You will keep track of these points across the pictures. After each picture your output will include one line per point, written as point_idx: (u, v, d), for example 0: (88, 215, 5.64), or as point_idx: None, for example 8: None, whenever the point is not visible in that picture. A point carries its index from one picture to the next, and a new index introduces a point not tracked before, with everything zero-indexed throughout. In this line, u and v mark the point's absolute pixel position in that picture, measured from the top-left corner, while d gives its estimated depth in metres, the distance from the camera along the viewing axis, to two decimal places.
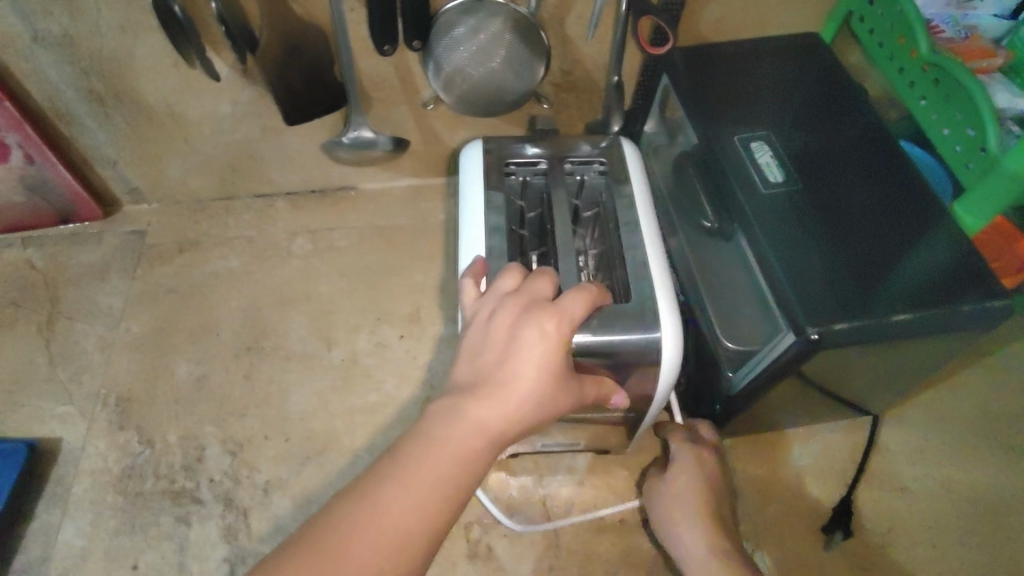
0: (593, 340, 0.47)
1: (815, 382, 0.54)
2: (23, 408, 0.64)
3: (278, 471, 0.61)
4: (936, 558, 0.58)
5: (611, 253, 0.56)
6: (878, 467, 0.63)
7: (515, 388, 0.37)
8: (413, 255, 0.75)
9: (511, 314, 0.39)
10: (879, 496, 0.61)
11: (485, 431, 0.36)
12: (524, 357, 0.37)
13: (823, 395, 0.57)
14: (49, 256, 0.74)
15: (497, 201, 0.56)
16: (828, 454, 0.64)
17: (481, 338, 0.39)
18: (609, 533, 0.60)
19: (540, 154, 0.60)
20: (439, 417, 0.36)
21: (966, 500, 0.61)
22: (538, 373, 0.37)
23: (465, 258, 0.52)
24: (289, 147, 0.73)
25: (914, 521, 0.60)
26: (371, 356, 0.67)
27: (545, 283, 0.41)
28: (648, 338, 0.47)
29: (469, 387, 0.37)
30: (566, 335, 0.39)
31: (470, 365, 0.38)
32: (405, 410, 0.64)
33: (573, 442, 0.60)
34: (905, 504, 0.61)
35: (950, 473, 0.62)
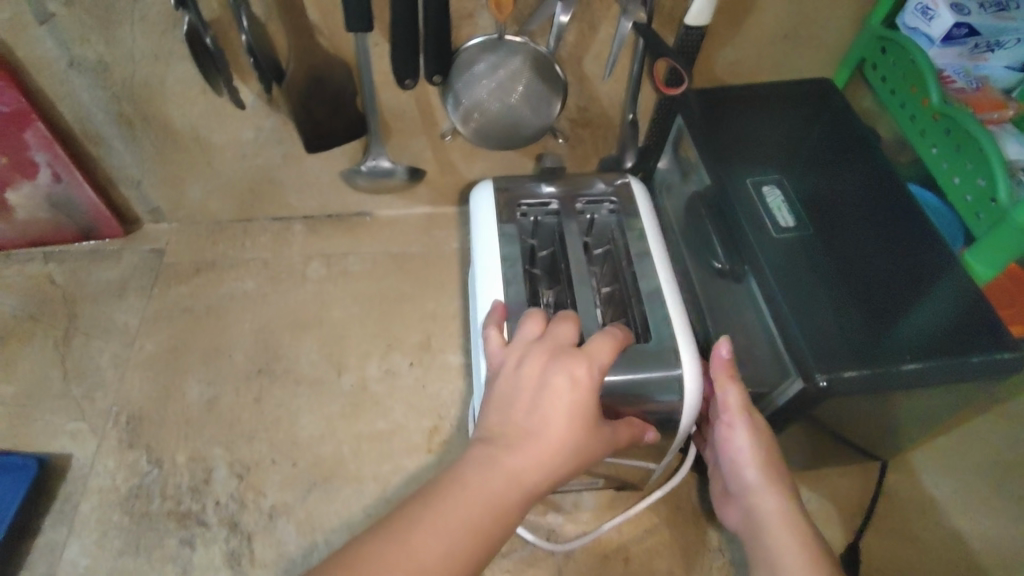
0: (612, 379, 0.47)
1: (823, 426, 0.54)
2: (35, 423, 0.64)
3: (284, 496, 0.61)
4: None
5: (624, 291, 0.57)
6: (885, 515, 0.62)
7: (545, 437, 0.37)
8: (425, 283, 0.76)
9: (540, 363, 0.40)
10: (887, 546, 0.60)
11: (519, 479, 0.36)
12: (556, 406, 0.38)
13: (829, 440, 0.57)
14: (70, 272, 0.75)
15: (511, 239, 0.57)
16: (836, 499, 0.63)
17: (512, 385, 0.40)
18: (614, 572, 0.59)
19: (553, 193, 0.61)
20: (470, 463, 0.37)
21: (976, 555, 0.60)
22: (569, 423, 0.38)
23: (483, 297, 0.53)
24: (309, 174, 0.74)
25: (921, 573, 0.59)
26: (380, 383, 0.68)
27: (569, 328, 0.42)
28: (669, 375, 0.48)
29: (504, 434, 0.38)
30: (594, 384, 0.39)
31: (503, 413, 0.39)
32: (411, 438, 0.65)
33: (591, 480, 0.61)
34: (913, 556, 0.60)
35: (962, 525, 0.61)
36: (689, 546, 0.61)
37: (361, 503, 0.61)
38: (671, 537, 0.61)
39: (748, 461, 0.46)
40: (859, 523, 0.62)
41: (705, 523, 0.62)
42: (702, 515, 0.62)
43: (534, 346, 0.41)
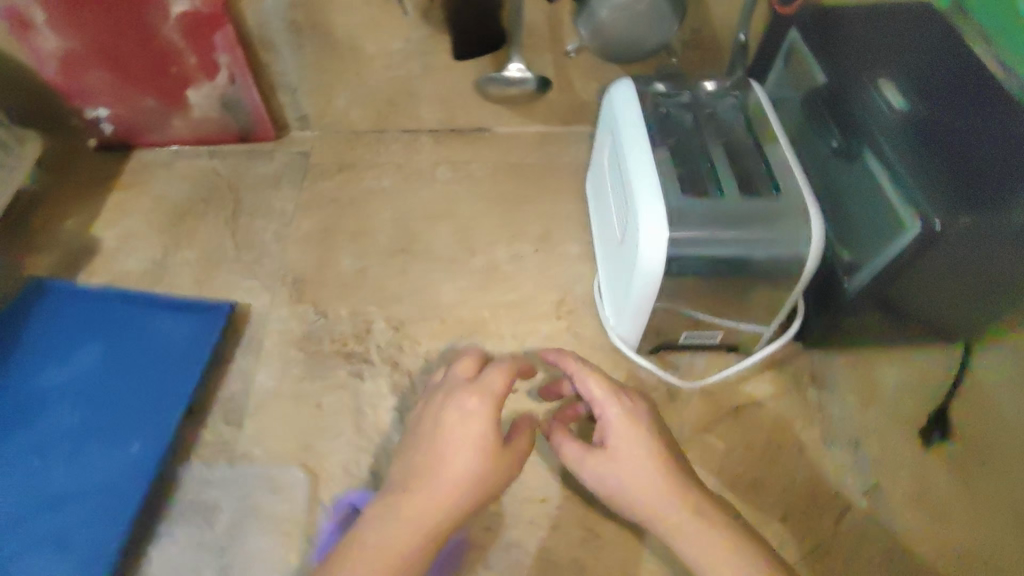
0: (753, 233, 0.56)
1: (936, 284, 0.60)
2: (217, 279, 0.75)
3: (435, 344, 0.70)
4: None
5: (748, 167, 0.62)
6: (967, 393, 0.68)
7: (448, 461, 0.47)
8: (543, 186, 0.85)
9: (442, 412, 0.50)
10: (971, 417, 0.67)
11: (440, 492, 0.46)
12: (461, 432, 0.48)
13: (935, 305, 0.63)
14: (232, 166, 0.85)
15: (651, 135, 0.62)
16: (923, 375, 0.70)
17: (430, 425, 0.50)
18: (727, 420, 0.66)
19: (671, 89, 0.67)
20: (395, 494, 0.46)
21: None
22: (468, 446, 0.47)
23: (634, 162, 0.59)
24: (444, 86, 0.84)
25: (1000, 438, 0.65)
26: (509, 263, 0.77)
27: (471, 366, 0.53)
28: (801, 228, 0.56)
29: (419, 469, 0.47)
30: (489, 408, 0.49)
31: (421, 447, 0.49)
32: (541, 306, 0.73)
33: (710, 334, 0.67)
34: (994, 426, 0.66)
35: None
36: (795, 404, 0.67)
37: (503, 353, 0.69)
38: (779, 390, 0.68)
39: (619, 438, 0.50)
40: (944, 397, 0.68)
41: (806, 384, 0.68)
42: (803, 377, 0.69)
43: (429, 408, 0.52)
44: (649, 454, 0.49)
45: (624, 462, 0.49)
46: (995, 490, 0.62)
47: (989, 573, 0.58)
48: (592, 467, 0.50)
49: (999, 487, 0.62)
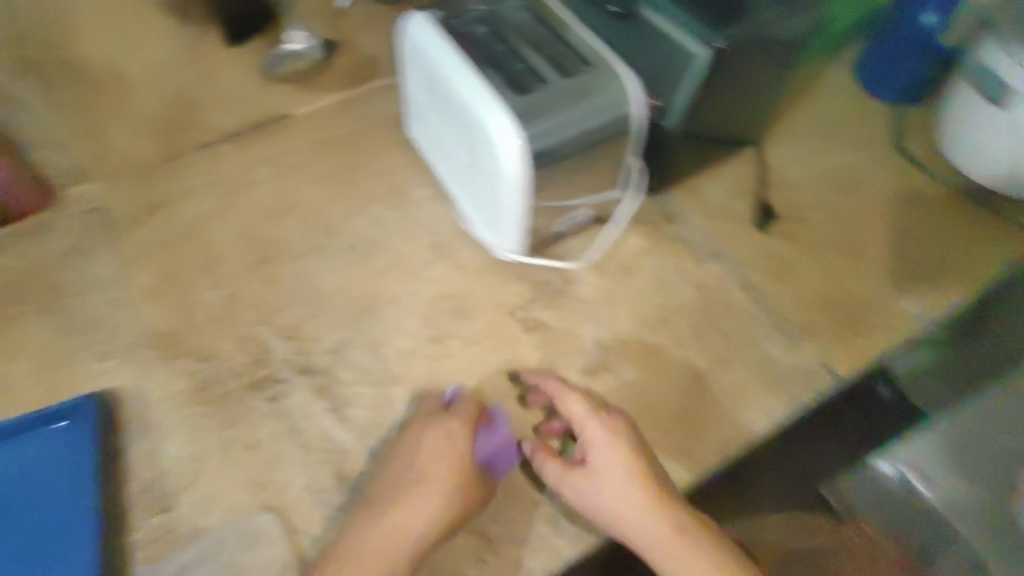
0: (587, 105, 0.61)
1: (738, 94, 0.70)
2: (64, 377, 0.65)
3: (338, 334, 0.67)
4: (836, 214, 0.77)
5: (554, 51, 0.65)
6: (776, 179, 0.80)
7: (437, 486, 0.54)
8: (371, 146, 0.82)
9: (428, 436, 0.57)
10: (787, 195, 0.79)
11: (406, 525, 0.53)
12: (439, 466, 0.55)
13: (741, 111, 0.74)
14: (12, 256, 0.71)
15: (461, 52, 0.64)
16: (745, 176, 0.80)
17: (407, 456, 0.57)
18: (620, 278, 0.70)
19: (439, 15, 0.67)
20: (384, 508, 0.54)
21: (842, 179, 0.81)
22: (441, 472, 0.55)
23: (462, 80, 0.61)
24: (224, 82, 0.79)
25: (812, 201, 0.78)
26: (372, 230, 0.75)
27: (435, 404, 0.61)
28: (621, 85, 0.62)
29: (391, 496, 0.55)
30: (463, 443, 0.57)
31: (388, 476, 0.56)
32: (421, 255, 0.73)
33: (586, 212, 0.71)
34: (804, 195, 0.79)
35: (824, 164, 0.82)
36: (665, 240, 0.73)
37: (407, 311, 0.68)
38: (655, 235, 0.74)
39: (607, 458, 0.54)
40: (763, 188, 0.79)
41: (673, 222, 0.75)
42: (666, 218, 0.76)
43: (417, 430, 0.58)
44: (634, 481, 0.53)
45: (601, 489, 0.54)
46: (828, 240, 0.74)
47: (853, 302, 0.70)
48: (574, 488, 0.55)
49: (824, 234, 0.75)
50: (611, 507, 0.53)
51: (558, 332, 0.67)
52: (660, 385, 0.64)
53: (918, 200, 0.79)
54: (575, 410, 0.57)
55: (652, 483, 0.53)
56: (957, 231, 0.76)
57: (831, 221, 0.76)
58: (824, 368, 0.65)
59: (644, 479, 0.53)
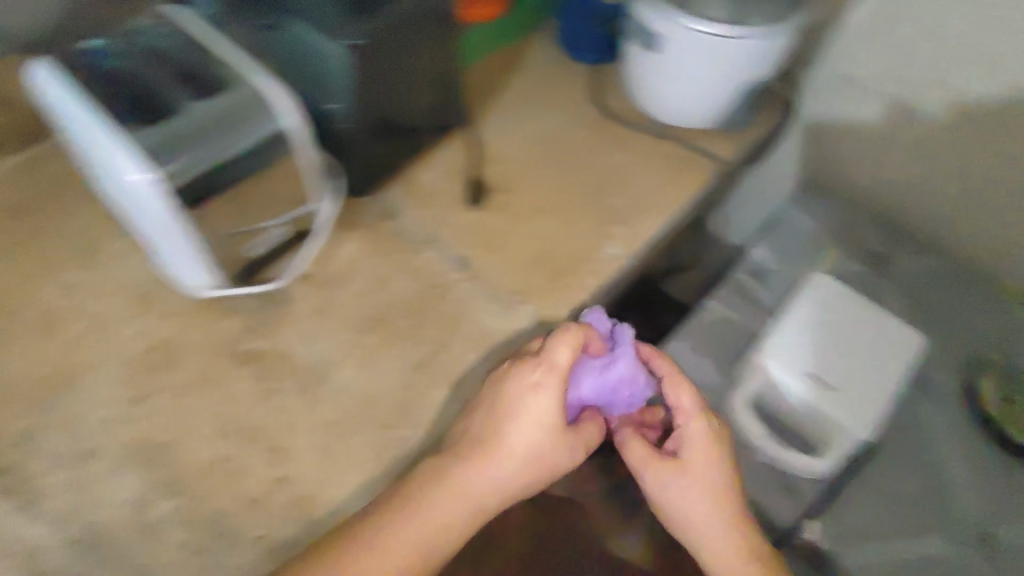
0: (230, 126, 0.57)
1: (418, 70, 0.70)
2: None
3: (31, 420, 0.60)
4: (547, 178, 0.81)
5: (195, 73, 0.61)
6: (489, 156, 0.82)
7: (538, 447, 0.58)
8: (52, 203, 0.74)
9: (513, 406, 0.58)
10: (499, 169, 0.81)
11: (472, 503, 0.56)
12: (519, 433, 0.58)
13: (433, 87, 0.74)
14: None
15: (86, 95, 0.58)
16: (460, 160, 0.82)
17: (517, 425, 0.58)
18: (341, 287, 0.70)
19: (63, 58, 0.61)
20: (375, 535, 0.53)
21: (550, 144, 0.85)
22: (526, 446, 0.58)
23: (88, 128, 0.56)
24: None
25: (523, 170, 0.82)
26: (64, 295, 0.68)
27: (562, 349, 0.60)
28: (266, 98, 0.59)
29: (471, 455, 0.57)
30: (556, 393, 0.59)
31: (485, 452, 0.58)
32: (123, 311, 0.67)
33: (272, 235, 0.67)
34: (516, 165, 0.82)
35: (532, 133, 0.86)
36: (382, 239, 0.74)
37: (111, 375, 0.63)
38: (373, 236, 0.74)
39: (702, 453, 0.61)
40: (476, 168, 0.81)
41: (390, 220, 0.76)
42: (384, 217, 0.76)
43: (491, 395, 0.60)
44: (716, 454, 0.62)
45: (697, 492, 0.60)
46: (537, 205, 0.78)
47: (564, 258, 0.74)
48: (652, 483, 0.62)
49: (532, 199, 0.79)
50: (696, 519, 0.60)
51: (280, 358, 0.65)
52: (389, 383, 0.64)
53: (615, 147, 0.86)
54: (682, 398, 0.63)
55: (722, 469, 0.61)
56: (650, 168, 0.84)
57: (539, 184, 0.80)
58: (542, 326, 0.68)
59: (718, 468, 0.61)
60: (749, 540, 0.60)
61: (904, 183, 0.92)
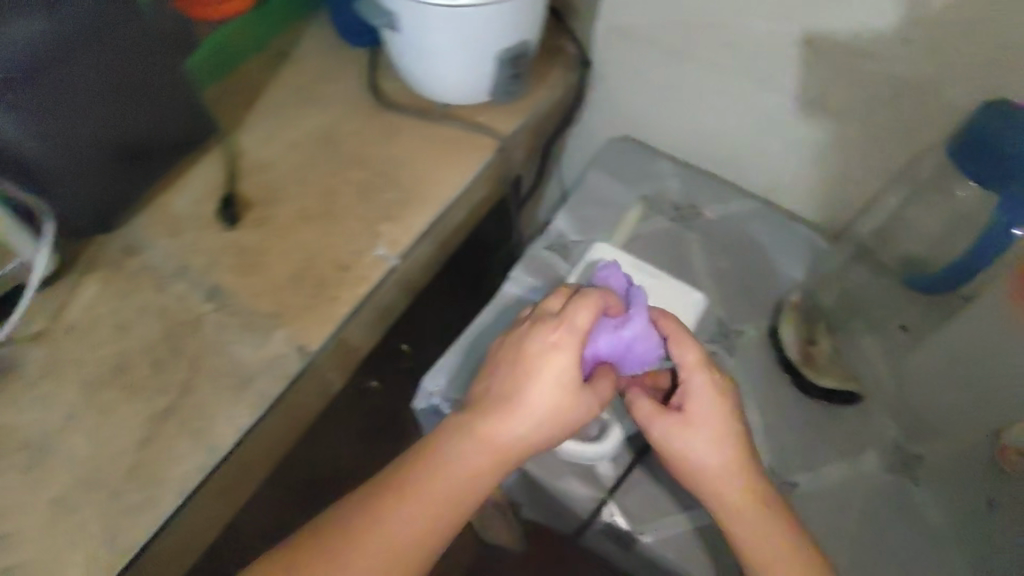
0: None
1: (107, 80, 0.59)
2: None
3: None
4: (308, 185, 0.75)
5: None
6: (246, 170, 0.76)
7: (551, 413, 0.55)
8: None
9: (551, 367, 0.56)
10: (255, 183, 0.75)
11: (483, 471, 0.54)
12: (518, 422, 0.55)
13: (150, 99, 0.64)
14: None
15: None
16: (212, 176, 0.75)
17: (529, 388, 0.56)
18: (70, 342, 0.63)
19: None
20: (404, 487, 0.52)
21: (316, 146, 0.78)
22: (554, 397, 0.55)
23: None
24: None
25: (283, 180, 0.75)
26: None
27: (583, 312, 0.57)
28: None
29: (493, 414, 0.55)
30: (575, 352, 0.56)
31: (485, 431, 0.55)
32: None
33: None
34: (275, 175, 0.75)
35: (295, 137, 0.79)
36: (122, 280, 0.67)
37: None
38: (109, 279, 0.67)
39: (715, 413, 0.59)
40: (230, 184, 0.74)
41: (130, 256, 0.69)
42: (122, 255, 0.69)
43: (526, 344, 0.57)
44: (715, 425, 0.58)
45: (705, 455, 0.58)
46: (296, 216, 0.72)
47: (324, 269, 0.68)
48: (670, 439, 0.59)
49: (291, 207, 0.73)
50: (717, 477, 0.57)
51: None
52: (122, 444, 0.58)
53: (388, 138, 0.80)
54: (690, 356, 0.60)
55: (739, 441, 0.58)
56: (424, 155, 0.78)
57: (301, 189, 0.74)
58: (295, 348, 0.63)
59: (735, 438, 0.58)
60: (745, 506, 0.57)
61: (701, 130, 0.89)
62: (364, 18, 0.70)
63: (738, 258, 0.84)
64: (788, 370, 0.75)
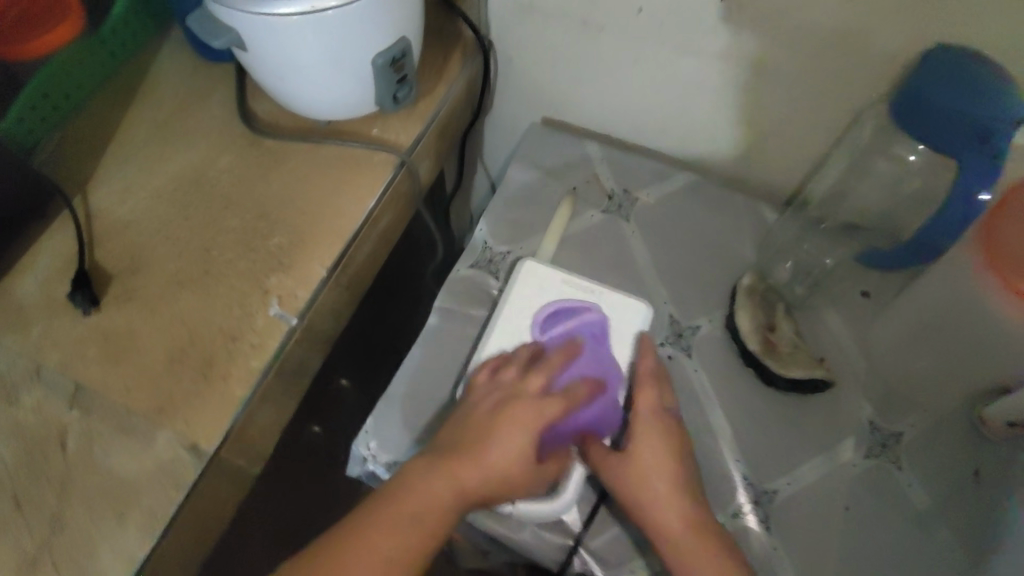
0: None
1: None
2: None
3: None
4: (180, 242, 0.63)
5: None
6: (103, 234, 0.64)
7: (508, 467, 0.52)
8: None
9: (512, 431, 0.53)
10: (117, 248, 0.63)
11: (433, 522, 0.50)
12: (473, 473, 0.51)
13: None
14: None
15: None
16: (61, 248, 0.63)
17: (482, 437, 0.53)
18: None
19: None
20: (360, 532, 0.49)
21: (185, 192, 0.67)
22: (513, 448, 0.52)
23: None
24: None
25: (150, 240, 0.63)
26: None
27: (541, 374, 0.57)
28: None
29: (449, 460, 0.52)
30: (534, 403, 0.55)
31: (435, 481, 0.51)
32: None
33: None
34: (140, 235, 0.64)
35: (159, 184, 0.67)
36: None
37: None
38: None
39: (673, 462, 0.56)
40: (86, 255, 0.62)
41: None
42: None
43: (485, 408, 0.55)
44: (663, 460, 0.55)
45: (659, 510, 0.54)
46: (169, 282, 0.61)
47: (208, 344, 0.58)
48: (626, 492, 0.55)
49: (163, 274, 0.62)
50: (670, 531, 0.53)
51: None
52: None
53: (270, 170, 0.68)
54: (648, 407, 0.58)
55: (692, 495, 0.55)
56: (314, 186, 0.67)
57: (173, 250, 0.63)
58: (180, 447, 0.53)
59: (690, 492, 0.55)
60: (691, 542, 0.52)
61: (624, 107, 0.81)
62: (197, 34, 0.58)
63: (684, 245, 0.76)
64: (748, 360, 0.69)
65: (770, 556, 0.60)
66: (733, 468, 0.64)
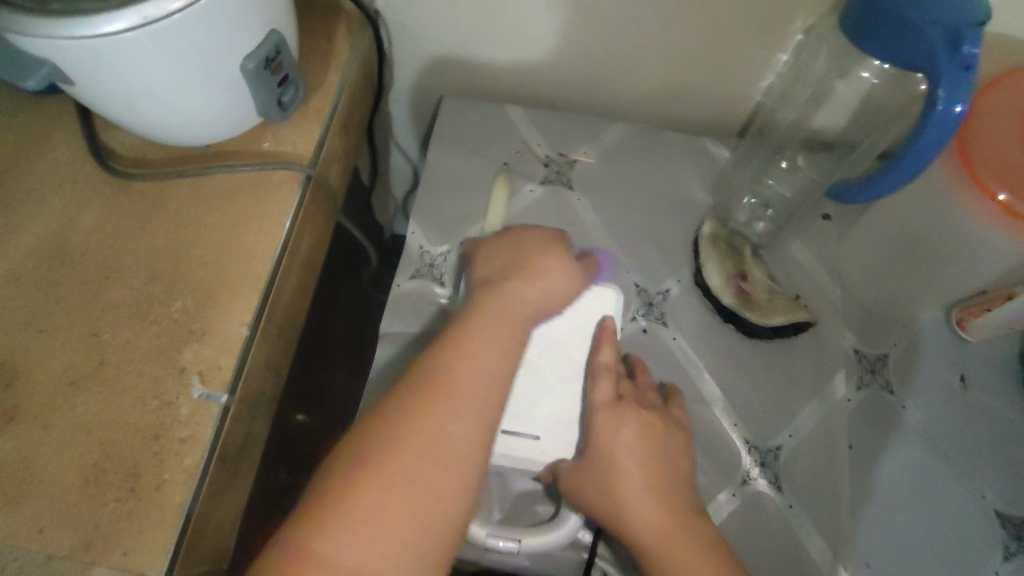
0: None
1: None
2: None
3: None
4: (59, 332, 0.52)
5: None
6: None
7: (558, 287, 0.52)
8: None
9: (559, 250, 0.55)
10: None
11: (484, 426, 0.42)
12: (534, 284, 0.51)
13: None
14: None
15: None
16: None
17: (522, 257, 0.53)
18: None
19: None
20: (415, 461, 0.40)
21: (50, 267, 0.54)
22: (550, 278, 0.52)
23: None
24: None
25: (21, 337, 0.52)
26: None
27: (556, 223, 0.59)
28: None
29: (499, 282, 0.51)
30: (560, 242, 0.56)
31: (490, 334, 0.46)
32: None
33: None
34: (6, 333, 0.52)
35: (11, 263, 0.55)
36: None
37: None
38: None
39: (640, 450, 0.52)
40: None
41: None
42: None
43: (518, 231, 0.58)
44: (630, 455, 0.51)
45: (630, 506, 0.50)
46: (56, 385, 0.50)
47: (125, 449, 0.49)
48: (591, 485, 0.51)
49: (47, 377, 0.50)
50: (642, 529, 0.49)
51: None
52: None
53: (149, 220, 0.57)
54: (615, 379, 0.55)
55: (671, 492, 0.51)
56: (209, 228, 0.57)
57: (51, 344, 0.52)
58: None
59: (667, 487, 0.51)
60: (672, 548, 0.48)
61: (540, 66, 0.73)
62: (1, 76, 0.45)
63: (637, 201, 0.70)
64: (724, 314, 0.65)
65: (788, 515, 0.58)
66: (733, 434, 0.61)
